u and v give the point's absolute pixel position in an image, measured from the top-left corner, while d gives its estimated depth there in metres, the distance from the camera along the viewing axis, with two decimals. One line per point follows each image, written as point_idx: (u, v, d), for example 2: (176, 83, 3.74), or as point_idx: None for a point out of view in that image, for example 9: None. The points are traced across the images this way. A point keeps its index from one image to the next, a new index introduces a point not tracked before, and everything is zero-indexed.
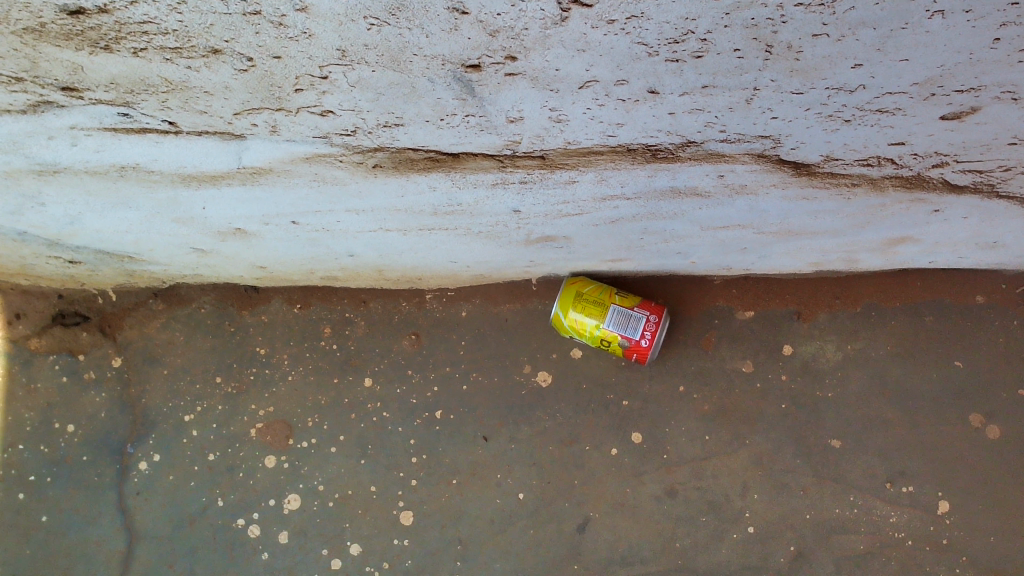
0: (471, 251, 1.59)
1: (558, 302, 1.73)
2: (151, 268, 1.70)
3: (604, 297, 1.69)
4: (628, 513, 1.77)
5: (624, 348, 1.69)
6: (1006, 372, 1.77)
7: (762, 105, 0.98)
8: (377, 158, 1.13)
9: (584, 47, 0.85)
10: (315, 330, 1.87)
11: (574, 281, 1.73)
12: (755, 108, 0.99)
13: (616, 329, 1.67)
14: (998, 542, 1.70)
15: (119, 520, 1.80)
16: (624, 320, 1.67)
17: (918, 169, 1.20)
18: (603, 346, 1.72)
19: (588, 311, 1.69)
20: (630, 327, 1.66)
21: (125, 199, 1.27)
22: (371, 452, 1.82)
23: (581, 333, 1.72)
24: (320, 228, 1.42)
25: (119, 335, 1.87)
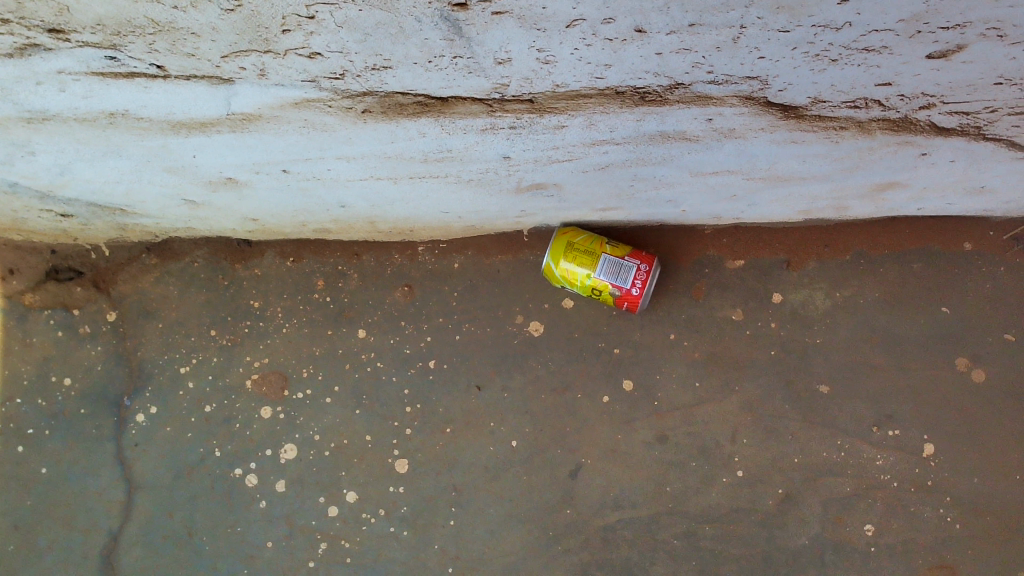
0: (409, 200, 1.57)
1: (551, 252, 1.73)
2: (73, 222, 1.70)
3: (594, 246, 1.70)
4: (619, 458, 1.80)
5: (614, 297, 1.71)
6: (897, 317, 1.80)
7: (749, 44, 0.99)
8: (367, 103, 1.13)
9: None
10: (307, 283, 1.87)
11: (563, 230, 1.73)
12: (742, 47, 1.00)
13: (610, 280, 1.68)
14: (976, 482, 1.74)
15: (118, 472, 1.84)
16: (616, 270, 1.68)
17: (906, 111, 1.21)
18: (594, 295, 1.74)
19: (580, 262, 1.70)
20: (625, 277, 1.68)
21: (116, 147, 1.26)
22: (366, 402, 1.84)
23: (574, 282, 1.73)
24: (311, 176, 1.41)
25: (37, 291, 1.87)
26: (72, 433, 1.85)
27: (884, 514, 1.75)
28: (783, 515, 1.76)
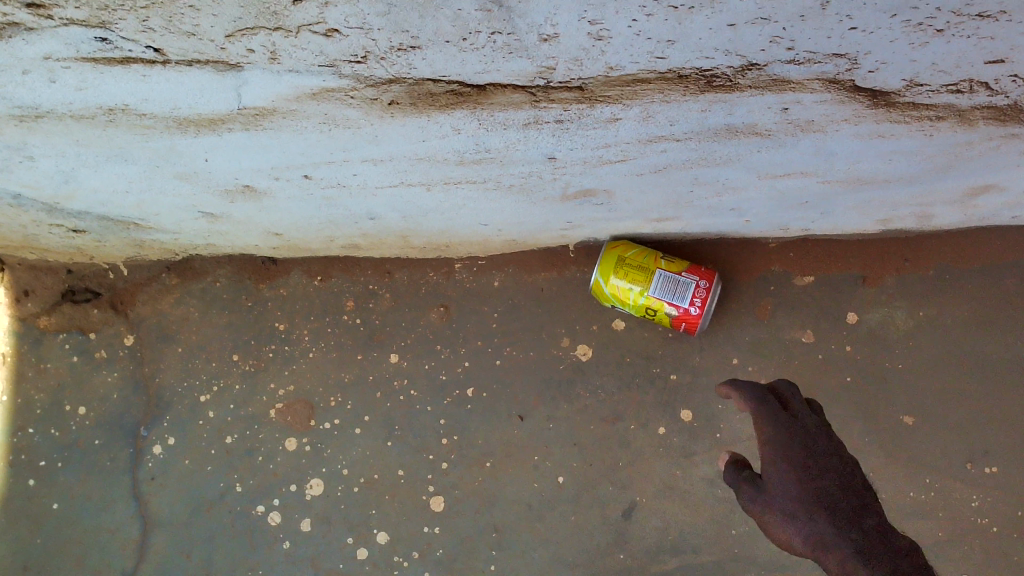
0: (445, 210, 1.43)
1: (600, 268, 1.57)
2: (87, 238, 1.59)
3: (648, 262, 1.54)
4: (677, 497, 1.64)
5: (671, 318, 1.55)
6: (990, 338, 1.61)
7: (840, 10, 0.83)
8: (394, 93, 0.99)
9: None
10: (336, 303, 1.74)
11: (613, 244, 1.57)
12: (831, 16, 0.84)
13: (666, 299, 1.52)
14: None
15: (133, 507, 1.71)
16: (673, 288, 1.52)
17: (1016, 97, 1.04)
18: (648, 316, 1.57)
19: (633, 279, 1.54)
20: (683, 295, 1.52)
21: (120, 149, 1.14)
22: (397, 434, 1.69)
23: (626, 301, 1.56)
24: (335, 183, 1.28)
25: (53, 313, 1.76)
26: (87, 466, 1.73)
27: (981, 562, 1.56)
28: None
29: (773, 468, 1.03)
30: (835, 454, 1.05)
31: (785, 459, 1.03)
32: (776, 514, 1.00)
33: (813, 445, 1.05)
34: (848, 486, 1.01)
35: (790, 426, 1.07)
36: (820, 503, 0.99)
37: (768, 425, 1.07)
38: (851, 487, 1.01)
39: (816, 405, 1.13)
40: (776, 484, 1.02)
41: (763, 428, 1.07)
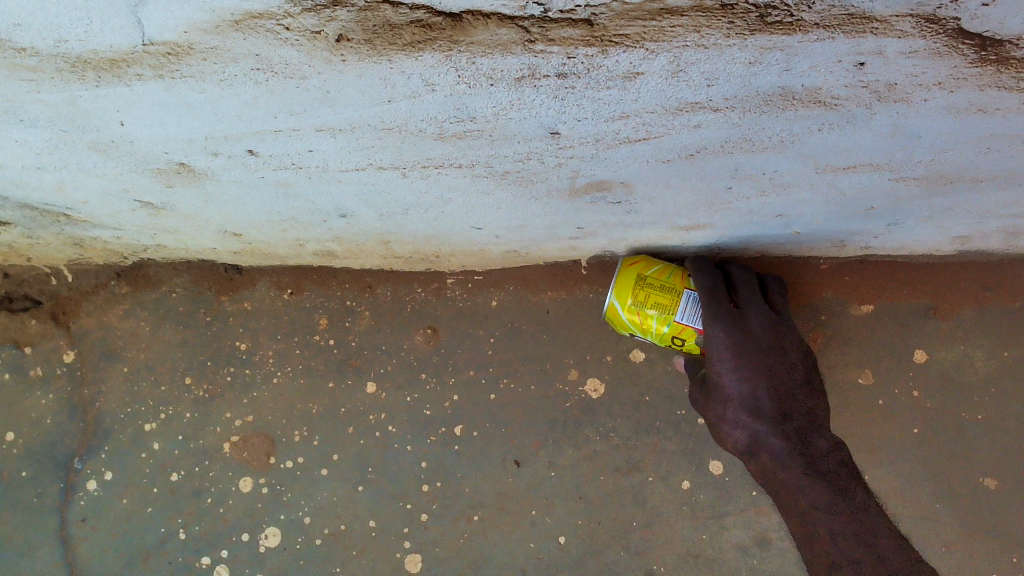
0: (430, 206, 1.18)
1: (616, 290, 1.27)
2: (16, 233, 1.36)
3: (674, 283, 1.25)
4: (703, 567, 1.36)
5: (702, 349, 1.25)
6: None
7: None
8: (340, 22, 0.75)
9: None
10: (307, 321, 1.49)
11: (630, 262, 1.28)
12: None
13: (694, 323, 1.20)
14: None
15: (59, 553, 1.45)
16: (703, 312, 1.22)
17: None
18: (674, 346, 1.27)
19: (655, 302, 1.24)
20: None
21: (10, 106, 0.91)
22: (370, 478, 1.42)
23: (648, 331, 1.26)
24: (288, 162, 1.04)
25: None
26: (10, 502, 1.48)
27: None
28: None
29: (724, 384, 1.19)
30: (777, 355, 1.19)
31: (736, 379, 1.17)
32: (730, 413, 1.20)
33: (756, 354, 1.18)
34: (782, 380, 1.18)
35: (741, 332, 1.18)
36: (765, 412, 1.16)
37: (721, 353, 1.18)
38: (784, 377, 1.19)
39: (760, 306, 1.23)
40: (734, 389, 1.18)
41: (719, 361, 1.18)
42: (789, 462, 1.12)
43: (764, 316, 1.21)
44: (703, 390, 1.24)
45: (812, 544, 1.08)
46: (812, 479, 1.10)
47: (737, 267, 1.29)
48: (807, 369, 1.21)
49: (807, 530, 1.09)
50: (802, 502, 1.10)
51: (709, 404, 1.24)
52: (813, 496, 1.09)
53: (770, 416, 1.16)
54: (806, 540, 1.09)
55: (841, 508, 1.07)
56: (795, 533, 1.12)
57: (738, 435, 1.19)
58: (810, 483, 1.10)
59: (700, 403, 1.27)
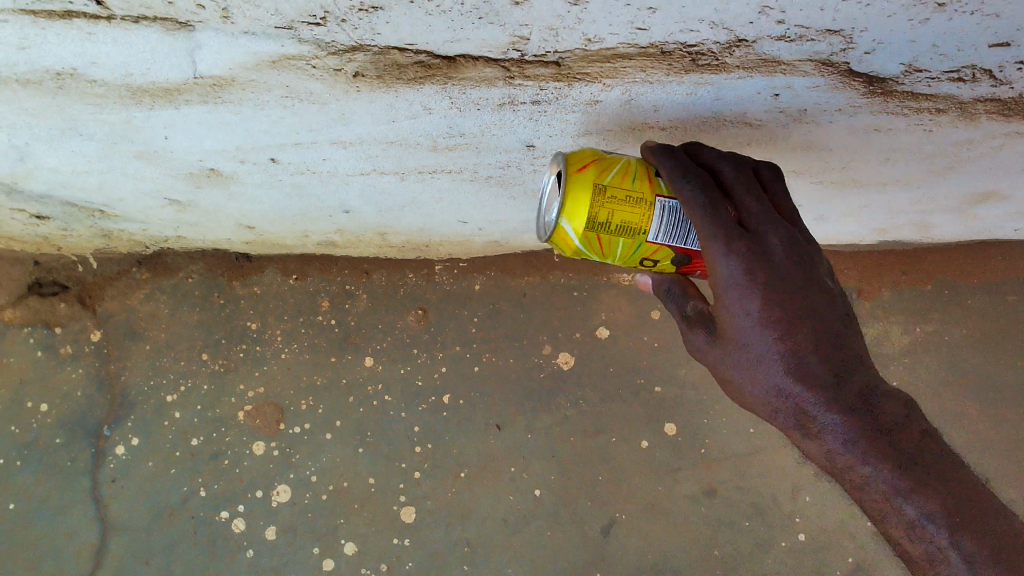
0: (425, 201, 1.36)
1: (564, 208, 0.91)
2: (53, 226, 1.53)
3: (641, 187, 0.90)
4: (660, 515, 1.56)
5: (680, 267, 0.96)
6: (991, 355, 1.56)
7: None
8: (357, 62, 0.93)
9: None
10: (311, 304, 1.67)
11: (575, 164, 0.92)
12: None
13: (672, 245, 0.92)
14: None
15: (91, 510, 1.63)
16: (681, 228, 0.91)
17: (1021, 88, 0.98)
18: (640, 267, 0.97)
19: (620, 220, 0.91)
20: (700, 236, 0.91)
21: (73, 123, 1.09)
22: (370, 441, 1.61)
23: (610, 256, 0.96)
24: (304, 169, 1.22)
25: (17, 306, 1.70)
26: (46, 466, 1.65)
27: None
28: None
29: (758, 350, 0.87)
30: (818, 297, 0.87)
31: (776, 347, 0.86)
32: (768, 380, 0.88)
33: (797, 303, 0.86)
34: (830, 330, 0.87)
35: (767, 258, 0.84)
36: (815, 375, 0.87)
37: (753, 310, 0.85)
38: (833, 326, 0.88)
39: (779, 224, 0.85)
40: (773, 351, 0.86)
41: (747, 319, 0.85)
42: (863, 446, 0.89)
43: (789, 240, 0.85)
44: (714, 343, 0.90)
45: (909, 543, 0.91)
46: (894, 467, 0.89)
47: (728, 164, 0.88)
48: (842, 300, 0.91)
49: (913, 539, 0.91)
50: (904, 510, 0.90)
51: (727, 359, 0.90)
52: (899, 488, 0.89)
53: (826, 386, 0.87)
54: (907, 539, 0.91)
55: (948, 503, 0.89)
56: (877, 519, 0.94)
57: (779, 410, 0.90)
58: (894, 473, 0.89)
59: (691, 353, 0.96)
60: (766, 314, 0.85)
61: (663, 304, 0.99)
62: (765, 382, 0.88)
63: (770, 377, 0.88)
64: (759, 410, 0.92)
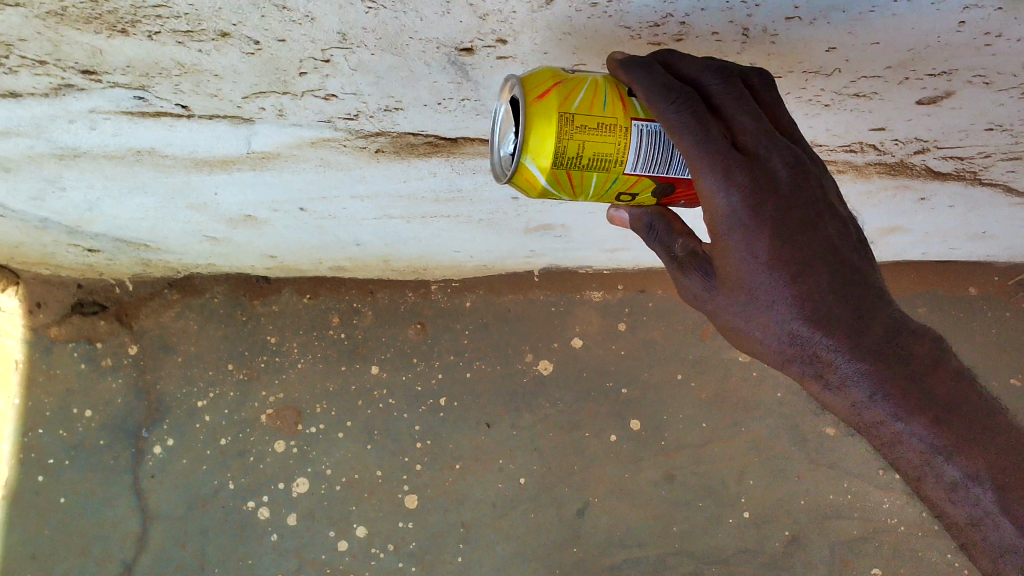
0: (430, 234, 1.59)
1: (530, 142, 0.89)
2: (101, 257, 1.77)
3: (612, 112, 0.88)
4: (627, 497, 1.83)
5: (659, 197, 0.97)
6: None
7: None
8: (380, 143, 1.19)
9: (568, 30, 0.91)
10: (323, 320, 1.92)
11: (535, 91, 0.89)
12: None
13: (651, 174, 0.92)
14: None
15: (133, 502, 1.85)
16: (657, 156, 0.90)
17: (901, 156, 1.26)
18: (616, 203, 0.99)
19: (592, 151, 0.89)
20: (677, 163, 0.92)
21: (141, 183, 1.33)
22: (377, 438, 1.87)
23: (578, 190, 0.95)
24: (326, 214, 1.48)
25: (63, 324, 1.90)
26: (91, 464, 1.86)
27: (891, 557, 1.82)
28: (789, 556, 1.81)
29: (768, 296, 0.89)
30: (822, 227, 0.89)
31: (787, 291, 0.88)
32: (778, 321, 0.90)
33: (802, 239, 0.88)
34: (839, 265, 0.89)
35: (763, 183, 0.86)
36: (823, 313, 0.89)
37: (760, 251, 0.87)
38: (842, 258, 0.89)
39: (780, 145, 0.87)
40: (781, 291, 0.89)
41: (753, 261, 0.88)
42: (891, 396, 0.90)
43: (790, 163, 0.87)
44: (714, 288, 0.94)
45: (951, 507, 0.94)
46: (931, 420, 0.90)
47: (713, 78, 0.87)
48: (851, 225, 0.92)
49: (955, 500, 0.92)
50: (945, 472, 0.91)
51: (731, 302, 0.93)
52: (935, 444, 0.90)
53: (841, 326, 0.89)
54: (947, 499, 0.93)
55: (994, 462, 0.90)
56: (916, 483, 0.95)
57: (795, 352, 0.93)
58: (929, 427, 0.90)
59: (687, 297, 0.99)
60: (773, 254, 0.87)
61: (648, 243, 1.02)
62: (778, 327, 0.91)
63: (782, 322, 0.91)
64: (771, 358, 0.95)
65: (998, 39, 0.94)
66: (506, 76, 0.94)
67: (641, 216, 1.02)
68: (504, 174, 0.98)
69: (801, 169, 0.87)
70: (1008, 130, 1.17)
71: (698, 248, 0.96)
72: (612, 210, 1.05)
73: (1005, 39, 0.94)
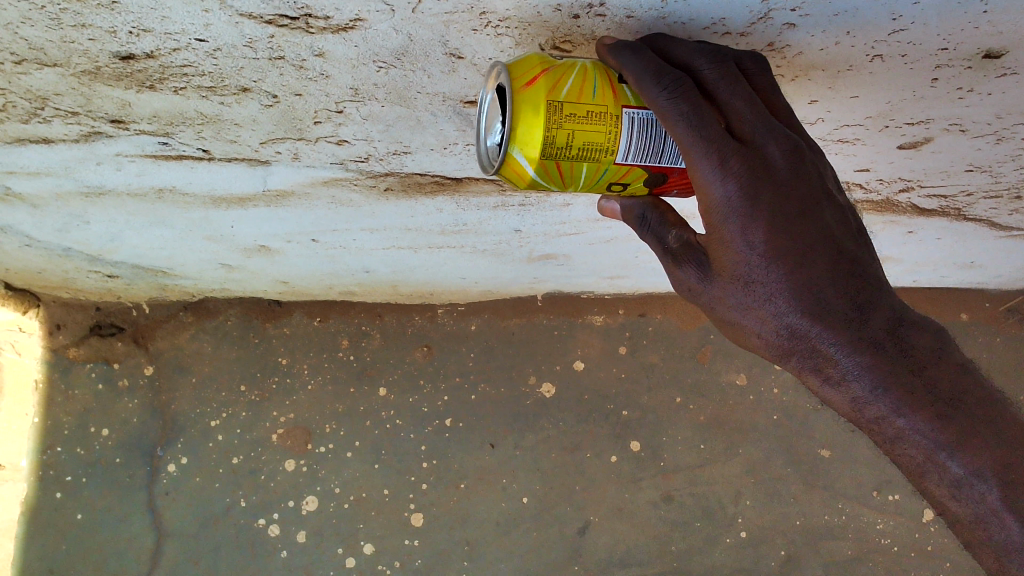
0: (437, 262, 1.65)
1: (517, 132, 0.86)
2: (120, 283, 1.83)
3: (603, 100, 0.85)
4: (626, 517, 1.89)
5: (652, 187, 0.95)
6: None
7: None
8: (388, 182, 1.25)
9: None
10: (333, 342, 1.98)
11: (521, 77, 0.85)
12: None
13: (642, 164, 0.90)
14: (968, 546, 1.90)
15: (148, 519, 1.90)
16: (649, 142, 0.88)
17: (886, 194, 1.31)
18: (607, 192, 0.96)
19: (582, 141, 0.86)
20: (668, 151, 0.90)
21: (162, 217, 1.39)
22: (384, 458, 1.93)
23: (568, 181, 0.93)
24: (338, 246, 1.54)
25: (81, 345, 1.96)
26: (108, 481, 1.92)
27: None
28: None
29: (763, 286, 0.87)
30: (819, 215, 0.86)
31: (783, 280, 0.86)
32: (777, 316, 0.88)
33: (799, 226, 0.85)
34: (836, 255, 0.87)
35: (759, 174, 0.83)
36: (827, 310, 0.86)
37: (755, 240, 0.85)
38: (841, 248, 0.87)
39: (777, 131, 0.84)
40: (779, 286, 0.86)
41: (748, 251, 0.85)
42: (892, 390, 0.86)
43: (788, 150, 0.84)
44: (707, 280, 0.91)
45: (953, 503, 0.88)
46: (933, 415, 0.85)
47: (706, 61, 0.83)
48: (849, 215, 0.90)
49: (958, 497, 0.87)
50: (948, 467, 0.86)
51: (726, 297, 0.90)
52: (939, 440, 0.86)
53: (844, 322, 0.86)
54: (950, 498, 0.88)
55: (999, 456, 0.85)
56: (919, 481, 0.90)
57: (795, 350, 0.90)
58: (935, 424, 0.85)
59: (681, 289, 0.96)
60: (769, 243, 0.85)
61: (638, 231, 0.99)
62: (773, 319, 0.88)
63: (778, 314, 0.88)
64: (766, 351, 0.92)
65: (970, 93, 1.00)
66: (491, 62, 0.90)
67: (633, 207, 0.99)
68: (489, 163, 0.95)
69: (798, 155, 0.84)
70: (988, 171, 1.23)
71: (691, 238, 0.93)
72: (601, 202, 1.01)
73: (976, 94, 1.00)
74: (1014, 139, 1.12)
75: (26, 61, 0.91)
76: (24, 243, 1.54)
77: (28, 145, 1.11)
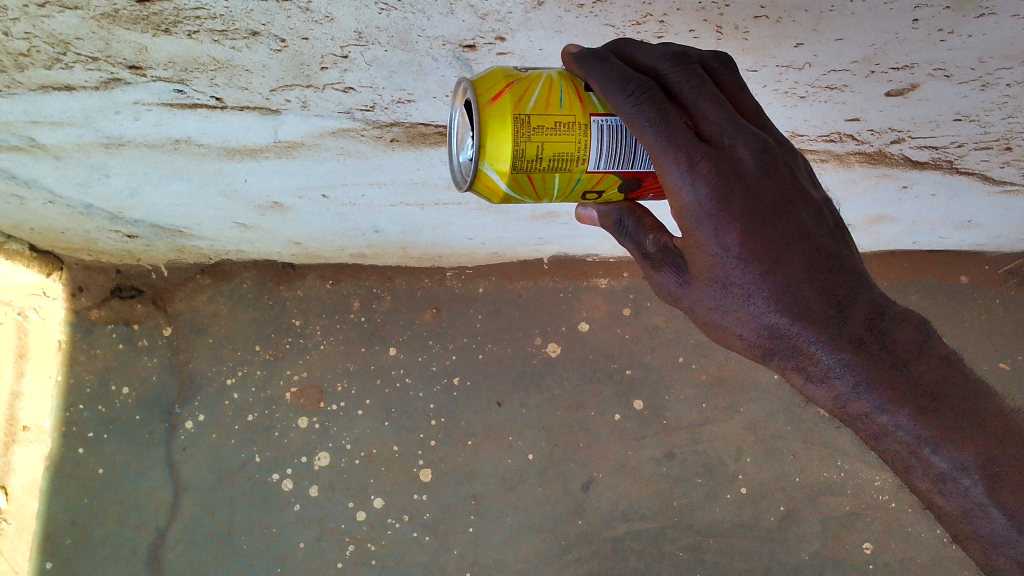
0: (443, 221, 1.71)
1: (486, 146, 0.91)
2: (139, 244, 1.89)
3: (570, 110, 0.91)
4: (629, 473, 1.94)
5: (627, 193, 1.00)
6: None
7: None
8: (394, 133, 1.30)
9: (560, 28, 1.03)
10: (345, 304, 2.03)
11: (488, 93, 0.92)
12: None
13: (615, 170, 0.94)
14: None
15: (167, 473, 1.97)
16: (619, 150, 0.93)
17: (878, 145, 1.34)
18: (584, 201, 1.01)
19: (551, 152, 0.92)
20: (640, 157, 0.94)
21: (178, 170, 1.44)
22: (394, 415, 1.98)
23: (543, 192, 0.98)
24: (348, 202, 1.60)
25: (101, 307, 2.02)
26: (128, 438, 1.98)
27: (881, 532, 1.91)
28: (784, 530, 1.91)
29: (743, 288, 0.90)
30: (794, 213, 0.90)
31: (761, 283, 0.89)
32: (758, 318, 0.91)
33: (774, 224, 0.88)
34: (814, 251, 0.90)
35: (730, 176, 0.86)
36: (804, 308, 0.89)
37: (729, 243, 0.88)
38: (817, 243, 0.90)
39: (746, 131, 0.87)
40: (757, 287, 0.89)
41: (724, 254, 0.88)
42: (874, 388, 0.91)
43: (758, 149, 0.87)
44: (684, 282, 0.95)
45: (940, 496, 0.94)
46: (915, 412, 0.90)
47: (671, 66, 0.87)
48: (827, 210, 0.94)
49: (945, 491, 0.93)
50: (934, 464, 0.92)
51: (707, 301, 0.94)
52: (924, 437, 0.91)
53: (821, 321, 0.90)
54: (936, 490, 0.94)
55: (982, 449, 0.90)
56: (905, 475, 0.96)
57: (777, 350, 0.93)
58: (917, 419, 0.90)
59: (662, 293, 1.00)
60: (744, 245, 0.88)
61: (616, 235, 1.05)
62: (754, 321, 0.92)
63: (759, 315, 0.91)
64: (749, 351, 0.96)
65: (951, 35, 1.03)
66: (460, 81, 0.97)
67: (610, 212, 1.05)
68: (463, 179, 1.00)
69: (768, 156, 0.88)
70: (976, 119, 1.26)
71: (669, 240, 0.98)
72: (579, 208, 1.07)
73: (957, 35, 1.03)
74: (998, 85, 1.15)
75: (49, 3, 0.96)
76: (48, 200, 1.60)
77: (51, 92, 1.16)
